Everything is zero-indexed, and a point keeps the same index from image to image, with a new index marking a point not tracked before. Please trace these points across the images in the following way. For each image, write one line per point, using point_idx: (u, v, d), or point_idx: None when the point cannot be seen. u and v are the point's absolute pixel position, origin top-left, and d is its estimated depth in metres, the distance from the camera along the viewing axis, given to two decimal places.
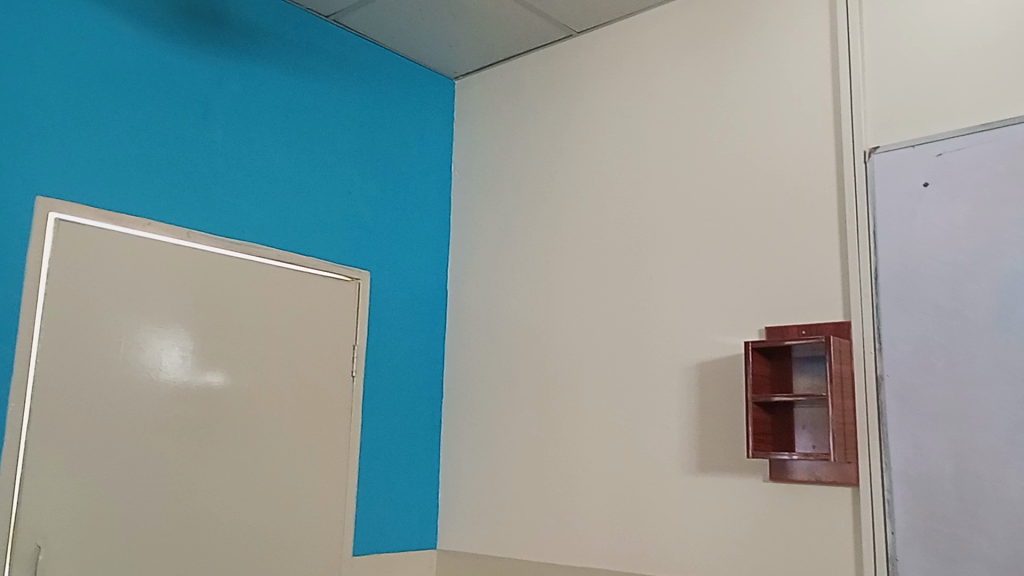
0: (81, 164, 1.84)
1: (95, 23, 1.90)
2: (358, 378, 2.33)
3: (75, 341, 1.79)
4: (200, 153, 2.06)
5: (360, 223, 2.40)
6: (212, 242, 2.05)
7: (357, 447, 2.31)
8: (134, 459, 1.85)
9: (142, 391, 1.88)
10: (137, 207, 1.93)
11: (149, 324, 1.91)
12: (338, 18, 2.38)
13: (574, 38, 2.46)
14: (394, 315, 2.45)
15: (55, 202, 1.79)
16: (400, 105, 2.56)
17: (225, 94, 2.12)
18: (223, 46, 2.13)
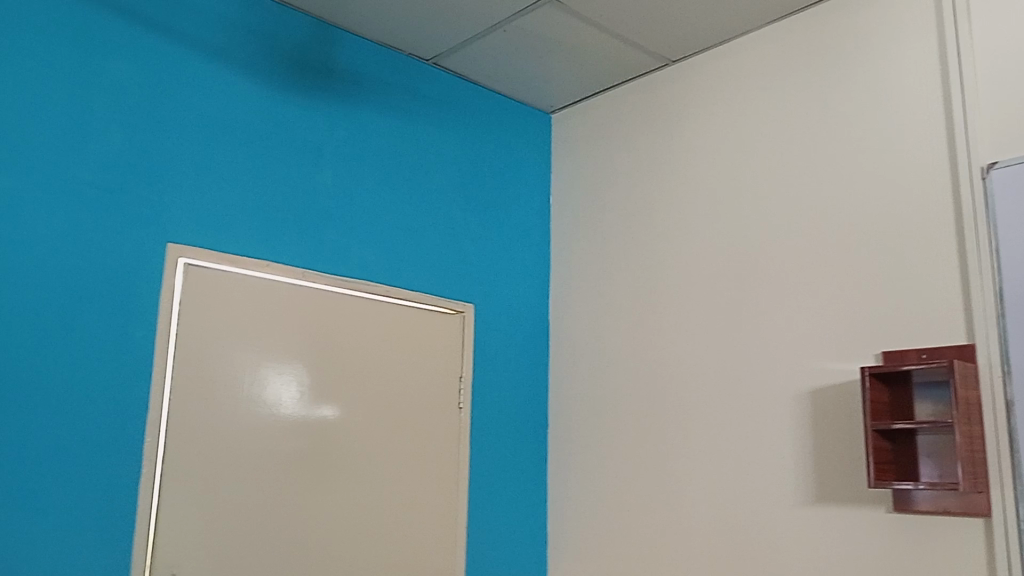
0: (207, 211, 1.96)
1: (217, 80, 2.02)
2: (466, 410, 2.37)
3: (203, 379, 1.89)
4: (314, 197, 2.16)
5: (463, 258, 2.45)
6: (325, 281, 2.14)
7: (466, 479, 2.34)
8: (257, 491, 1.94)
9: (264, 426, 1.97)
10: (258, 250, 2.03)
11: (269, 362, 2.00)
12: (438, 61, 2.46)
13: (669, 67, 2.47)
14: (499, 347, 2.49)
15: (185, 248, 1.91)
16: (499, 142, 2.61)
17: (335, 140, 2.22)
18: (332, 94, 2.24)
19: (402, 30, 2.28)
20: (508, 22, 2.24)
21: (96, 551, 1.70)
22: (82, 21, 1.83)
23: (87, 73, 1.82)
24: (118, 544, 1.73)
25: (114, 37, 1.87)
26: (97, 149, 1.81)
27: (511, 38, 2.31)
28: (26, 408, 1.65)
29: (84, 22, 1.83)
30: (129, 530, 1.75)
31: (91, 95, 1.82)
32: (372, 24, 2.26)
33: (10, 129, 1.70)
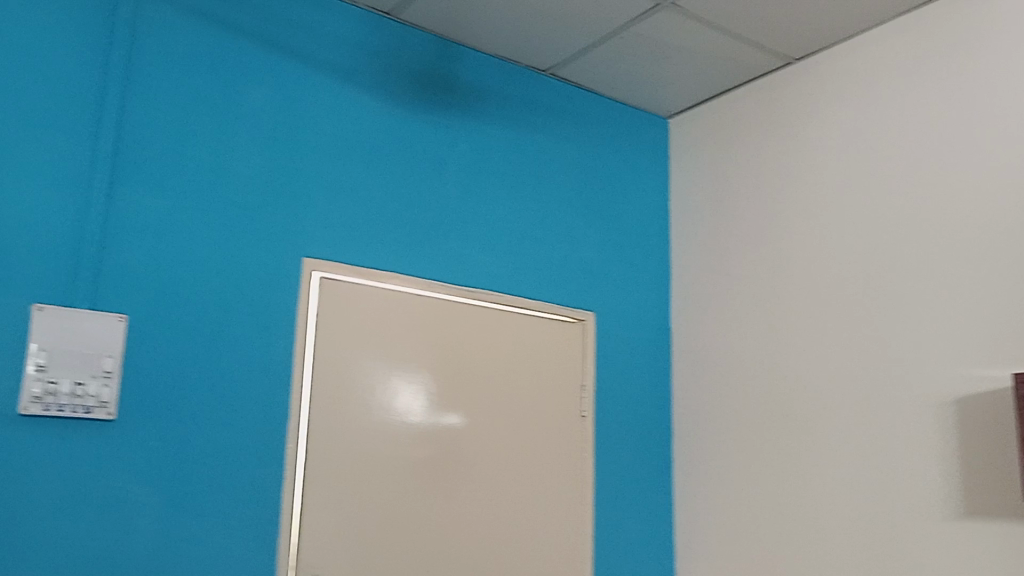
0: (340, 227, 2.04)
1: (346, 100, 2.10)
2: (589, 418, 2.37)
3: (338, 388, 1.96)
4: (438, 209, 2.21)
5: (583, 266, 2.46)
6: (449, 291, 2.18)
7: (591, 487, 2.34)
8: (391, 496, 2.00)
9: (395, 434, 2.03)
10: (386, 262, 2.10)
11: (399, 372, 2.06)
12: (554, 71, 2.48)
13: (791, 66, 2.40)
14: (621, 355, 2.48)
15: (319, 261, 1.99)
16: (615, 149, 2.61)
17: (457, 153, 2.27)
18: (452, 108, 2.29)
19: (520, 42, 2.31)
20: (625, 29, 2.23)
21: (245, 552, 1.79)
22: (225, 51, 1.93)
23: (229, 101, 1.92)
24: (264, 546, 1.81)
25: (253, 64, 1.97)
26: (239, 172, 1.91)
27: (628, 44, 2.30)
28: (180, 416, 1.76)
29: (226, 52, 1.94)
30: (274, 533, 1.83)
31: (234, 121, 1.92)
32: (491, 38, 2.30)
33: (162, 156, 1.82)
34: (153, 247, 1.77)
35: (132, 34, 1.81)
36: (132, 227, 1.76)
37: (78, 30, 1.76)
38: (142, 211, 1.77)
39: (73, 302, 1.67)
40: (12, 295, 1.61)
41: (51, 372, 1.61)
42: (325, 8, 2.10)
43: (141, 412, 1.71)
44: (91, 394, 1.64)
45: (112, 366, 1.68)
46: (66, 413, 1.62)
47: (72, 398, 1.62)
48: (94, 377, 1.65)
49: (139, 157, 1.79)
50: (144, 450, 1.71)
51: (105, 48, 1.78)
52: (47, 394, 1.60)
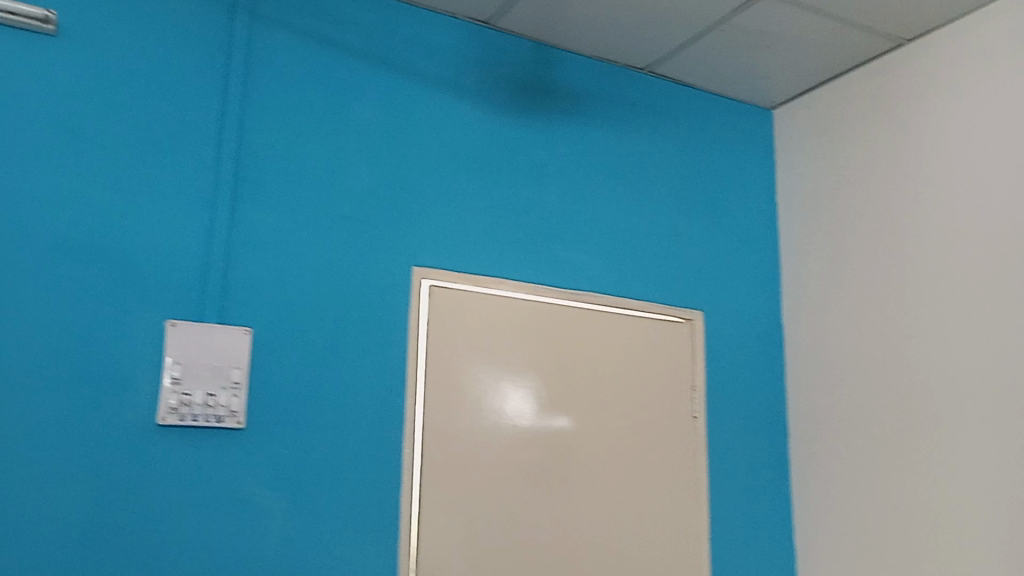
0: (447, 235, 2.08)
1: (448, 110, 2.14)
2: (700, 419, 2.34)
3: (449, 393, 2.00)
4: (541, 213, 2.22)
5: (689, 264, 2.42)
6: (555, 295, 2.19)
7: (705, 489, 2.30)
8: (505, 499, 2.02)
9: (507, 438, 2.06)
10: (493, 268, 2.13)
11: (508, 376, 2.09)
12: (653, 69, 2.45)
13: (904, 47, 2.30)
14: (731, 354, 2.43)
15: (428, 270, 2.03)
16: (718, 144, 2.56)
17: (558, 156, 2.28)
18: (552, 112, 2.30)
19: (617, 41, 2.30)
20: (726, 21, 2.19)
21: (368, 554, 1.84)
22: (333, 70, 2.00)
23: (338, 118, 1.99)
24: (386, 548, 1.86)
25: (360, 81, 2.03)
26: (350, 186, 1.97)
27: (729, 37, 2.26)
28: (303, 423, 1.83)
29: (334, 71, 2.00)
30: (394, 536, 1.88)
31: (343, 137, 1.99)
32: (588, 40, 2.29)
33: (278, 174, 1.89)
34: (273, 262, 1.85)
35: (247, 59, 1.90)
36: (253, 243, 1.84)
37: (199, 58, 1.85)
38: (262, 228, 1.85)
39: (203, 317, 1.76)
40: (147, 311, 1.72)
41: (185, 384, 1.71)
42: (426, 21, 2.15)
43: (267, 420, 1.79)
44: (222, 404, 1.73)
45: (239, 377, 1.76)
46: (199, 423, 1.71)
47: (204, 408, 1.72)
48: (223, 387, 1.74)
49: (257, 176, 1.87)
50: (272, 457, 1.78)
51: (223, 74, 1.87)
52: (182, 405, 1.70)
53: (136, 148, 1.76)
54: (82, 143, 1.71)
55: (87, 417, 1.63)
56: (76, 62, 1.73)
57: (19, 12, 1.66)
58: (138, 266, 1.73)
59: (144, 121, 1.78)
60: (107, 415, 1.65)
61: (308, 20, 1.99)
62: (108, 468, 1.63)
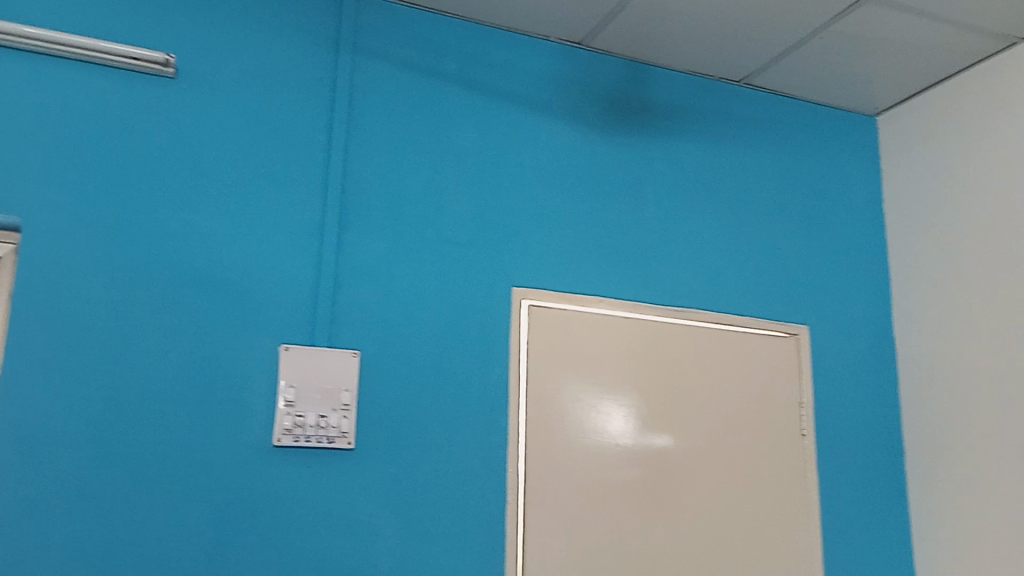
0: (547, 255, 2.09)
1: (543, 131, 2.16)
2: (809, 437, 2.27)
3: (551, 412, 2.01)
4: (638, 230, 2.21)
5: (793, 278, 2.37)
6: (655, 312, 2.18)
7: (816, 510, 2.23)
8: (609, 519, 2.01)
9: (610, 457, 2.05)
10: (592, 287, 2.13)
11: (609, 396, 2.08)
12: (749, 80, 2.42)
13: (1016, 46, 2.19)
14: (840, 370, 2.36)
15: (527, 290, 2.05)
16: (819, 154, 2.49)
17: (654, 172, 2.27)
18: (647, 129, 2.29)
19: (712, 55, 2.27)
20: (824, 28, 2.14)
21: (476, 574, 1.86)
22: (432, 98, 2.05)
23: (438, 143, 2.04)
24: (493, 568, 1.88)
25: (459, 107, 2.08)
26: (450, 210, 2.02)
27: (828, 44, 2.21)
28: (411, 444, 1.87)
29: (434, 98, 2.06)
30: (501, 556, 1.89)
31: (442, 162, 2.03)
32: (682, 55, 2.28)
33: (381, 200, 1.95)
34: (379, 286, 1.91)
35: (351, 90, 1.97)
36: (360, 268, 1.90)
37: (307, 93, 1.93)
38: (367, 253, 1.91)
39: (314, 340, 1.82)
40: (263, 337, 1.79)
41: (298, 406, 1.77)
42: (520, 45, 2.18)
43: (377, 440, 1.84)
44: (333, 426, 1.79)
45: (349, 399, 1.81)
46: (312, 444, 1.77)
47: (317, 429, 1.77)
48: (334, 409, 1.80)
49: (362, 203, 1.93)
50: (381, 477, 1.83)
51: (328, 106, 1.94)
52: (296, 426, 1.76)
53: (250, 181, 1.85)
54: (202, 179, 1.81)
55: (210, 439, 1.71)
56: (195, 102, 1.83)
57: (144, 58, 1.77)
58: (255, 293, 1.80)
59: (258, 155, 1.86)
60: (228, 437, 1.72)
61: (408, 50, 2.05)
62: (230, 487, 1.71)
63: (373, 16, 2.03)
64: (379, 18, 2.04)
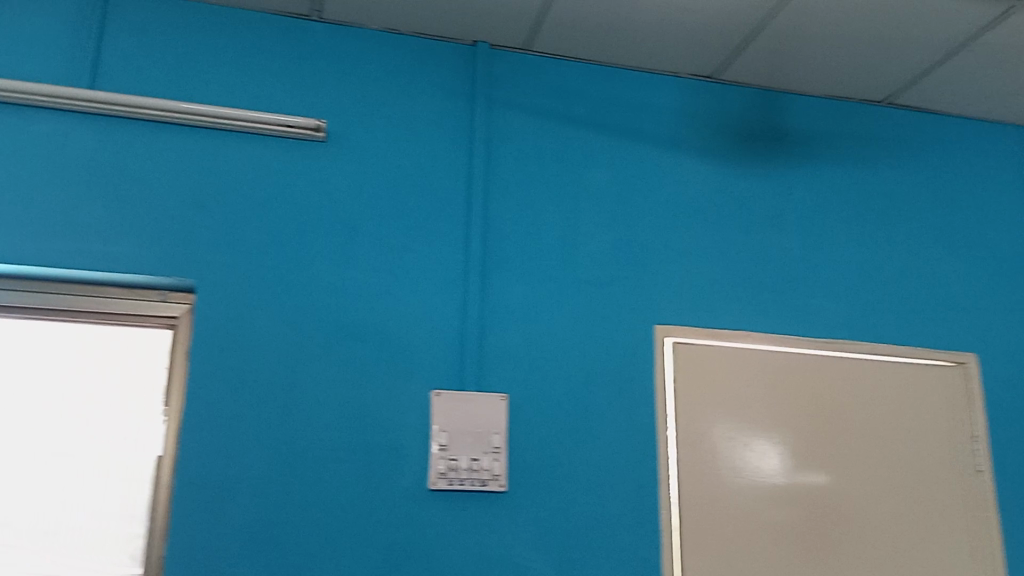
0: (689, 291, 2.07)
1: (678, 167, 2.15)
2: (985, 473, 2.11)
3: (700, 451, 1.97)
4: (782, 260, 2.15)
5: (953, 303, 2.23)
6: (806, 344, 2.10)
7: (1000, 552, 2.07)
8: (770, 562, 1.93)
9: (766, 497, 1.97)
10: (738, 321, 2.08)
11: (762, 433, 2.01)
12: (891, 99, 2.33)
13: None
14: (1013, 399, 2.19)
15: (671, 327, 2.03)
16: (972, 171, 2.37)
17: (794, 200, 2.21)
18: (786, 157, 2.24)
19: (850, 77, 2.21)
20: (971, 41, 2.04)
21: None
22: (566, 142, 2.09)
23: (574, 186, 2.06)
24: None
25: (593, 148, 2.10)
26: (589, 251, 2.03)
27: (976, 56, 2.10)
28: (562, 486, 1.86)
29: (568, 142, 2.09)
30: None
31: (579, 203, 2.06)
32: (818, 79, 2.23)
33: (522, 244, 1.99)
34: (524, 329, 1.94)
35: (488, 140, 2.03)
36: (504, 313, 1.93)
37: (447, 145, 2.01)
38: (511, 297, 1.95)
39: (464, 385, 1.86)
40: (415, 383, 1.84)
41: (451, 450, 1.81)
42: (650, 83, 2.19)
43: (529, 483, 1.85)
44: (485, 468, 1.81)
45: (499, 441, 1.84)
46: (466, 486, 1.80)
47: (470, 472, 1.80)
48: (485, 452, 1.82)
49: (503, 248, 1.97)
50: (535, 520, 1.83)
51: (467, 156, 2.01)
52: (449, 470, 1.79)
53: (397, 234, 1.92)
54: (353, 234, 1.89)
55: (370, 483, 1.76)
56: (344, 162, 1.93)
57: (298, 125, 1.88)
58: (406, 341, 1.86)
59: (403, 209, 1.94)
60: (386, 481, 1.77)
61: (540, 98, 2.10)
62: (389, 531, 1.75)
63: (506, 68, 2.09)
64: (511, 69, 2.10)
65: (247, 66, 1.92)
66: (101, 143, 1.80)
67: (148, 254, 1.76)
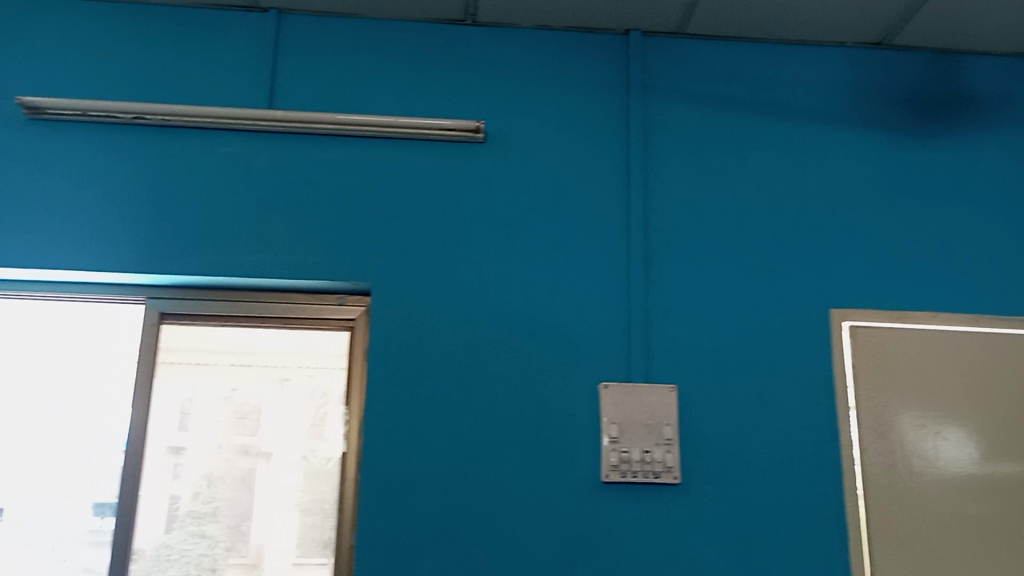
0: (865, 272, 1.96)
1: (846, 142, 2.04)
2: None
3: (888, 441, 1.86)
4: (968, 235, 2.01)
5: None
6: (1000, 324, 1.95)
7: None
8: (970, 558, 1.81)
9: (964, 489, 1.85)
10: (922, 301, 1.95)
11: (956, 421, 1.89)
12: None
13: None
14: None
15: (848, 311, 1.93)
16: None
17: (979, 170, 2.05)
18: (967, 123, 2.08)
19: None
20: None
21: None
22: (725, 124, 2.03)
23: (736, 169, 2.00)
24: None
25: (753, 128, 2.03)
26: (755, 235, 1.96)
27: None
28: (739, 477, 1.81)
29: (727, 125, 2.03)
30: None
31: (743, 186, 1.99)
32: (1000, 36, 2.06)
33: (685, 231, 1.95)
34: (689, 318, 1.90)
35: (644, 128, 2.00)
36: (669, 303, 1.90)
37: (604, 136, 2.00)
38: (676, 286, 1.92)
39: (633, 377, 1.85)
40: (584, 376, 1.85)
41: (623, 442, 1.80)
42: (812, 57, 2.10)
43: (704, 475, 1.81)
44: (658, 460, 1.79)
45: (671, 433, 1.81)
46: (639, 479, 1.78)
47: (642, 464, 1.78)
48: (658, 444, 1.80)
49: (663, 238, 1.94)
50: (712, 513, 1.79)
51: (624, 146, 1.99)
52: (622, 462, 1.78)
53: (557, 229, 1.93)
54: (515, 232, 1.92)
55: (543, 476, 1.78)
56: (503, 161, 1.96)
57: (457, 128, 1.93)
58: (572, 334, 1.87)
59: (563, 202, 1.95)
60: (560, 474, 1.79)
61: (695, 81, 2.05)
62: (565, 524, 1.76)
63: (660, 53, 2.06)
64: (664, 55, 2.06)
65: (407, 74, 1.99)
66: (278, 158, 1.91)
67: (326, 260, 1.86)
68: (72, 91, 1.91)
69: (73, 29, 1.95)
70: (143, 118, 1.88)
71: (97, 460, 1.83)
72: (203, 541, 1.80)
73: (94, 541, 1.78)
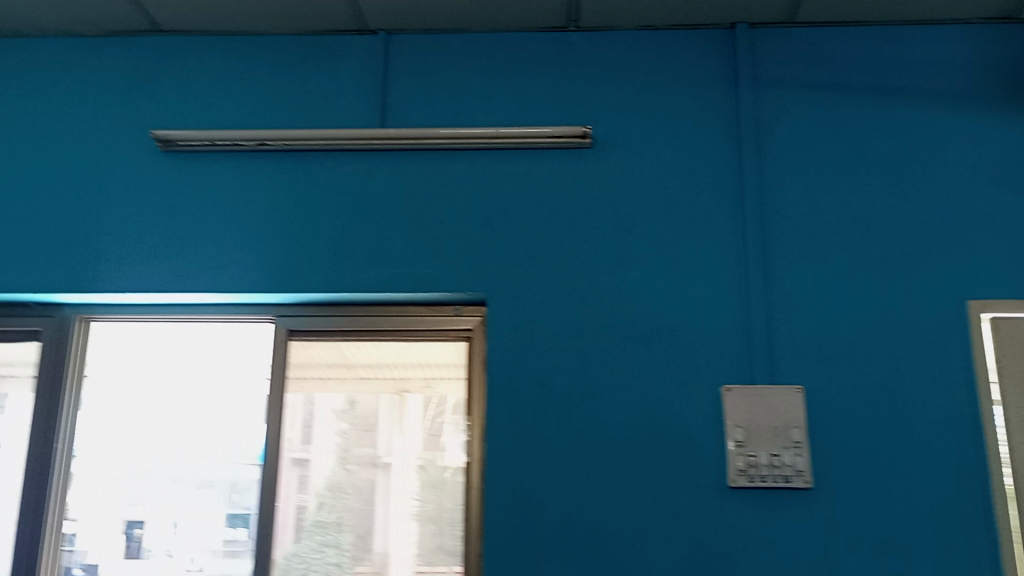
0: (1003, 259, 1.85)
1: (976, 123, 1.93)
2: None
3: None
4: None
5: None
6: None
7: None
8: None
9: None
10: None
11: None
12: None
13: None
14: None
15: (987, 301, 1.82)
16: None
17: None
18: None
19: None
20: None
21: None
22: (841, 112, 1.96)
23: (856, 158, 1.93)
24: None
25: (873, 115, 1.95)
26: (880, 225, 1.88)
27: None
28: (875, 479, 1.73)
29: (843, 113, 1.95)
30: None
31: (864, 176, 1.91)
32: None
33: (803, 225, 1.89)
34: (811, 316, 1.83)
35: (757, 123, 1.95)
36: (790, 301, 1.85)
37: (714, 132, 1.96)
38: (798, 282, 1.86)
39: (756, 378, 1.80)
40: (705, 379, 1.81)
41: (749, 446, 1.75)
42: (933, 36, 1.99)
43: (836, 478, 1.74)
44: (787, 464, 1.73)
45: (800, 435, 1.75)
46: (768, 484, 1.72)
47: (770, 468, 1.73)
48: (786, 447, 1.74)
49: (781, 233, 1.89)
50: (847, 517, 1.72)
51: (736, 142, 1.94)
52: (749, 467, 1.73)
53: (670, 230, 1.90)
54: (627, 236, 1.90)
55: (667, 481, 1.76)
56: (611, 165, 1.95)
57: (564, 135, 1.93)
58: (690, 337, 1.83)
59: (675, 203, 1.92)
60: (684, 479, 1.75)
61: (808, 71, 1.99)
62: (692, 529, 1.73)
63: (770, 45, 2.01)
64: (774, 47, 2.01)
65: (512, 85, 2.01)
66: (392, 175, 1.96)
67: (442, 273, 1.89)
68: (200, 124, 2.02)
69: (198, 65, 2.06)
70: (265, 144, 1.97)
71: (229, 473, 1.91)
72: (327, 550, 1.86)
73: (228, 551, 1.86)
